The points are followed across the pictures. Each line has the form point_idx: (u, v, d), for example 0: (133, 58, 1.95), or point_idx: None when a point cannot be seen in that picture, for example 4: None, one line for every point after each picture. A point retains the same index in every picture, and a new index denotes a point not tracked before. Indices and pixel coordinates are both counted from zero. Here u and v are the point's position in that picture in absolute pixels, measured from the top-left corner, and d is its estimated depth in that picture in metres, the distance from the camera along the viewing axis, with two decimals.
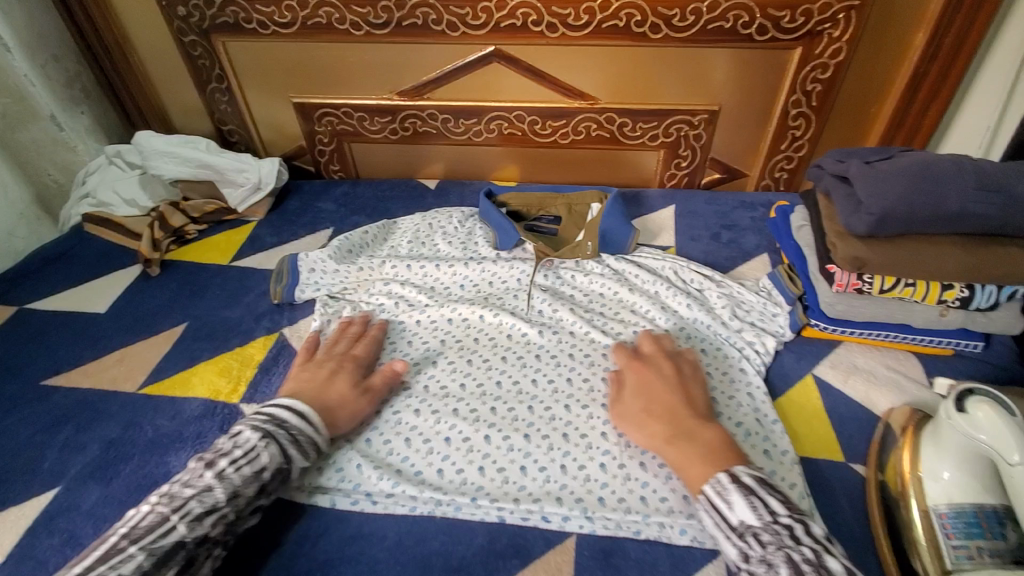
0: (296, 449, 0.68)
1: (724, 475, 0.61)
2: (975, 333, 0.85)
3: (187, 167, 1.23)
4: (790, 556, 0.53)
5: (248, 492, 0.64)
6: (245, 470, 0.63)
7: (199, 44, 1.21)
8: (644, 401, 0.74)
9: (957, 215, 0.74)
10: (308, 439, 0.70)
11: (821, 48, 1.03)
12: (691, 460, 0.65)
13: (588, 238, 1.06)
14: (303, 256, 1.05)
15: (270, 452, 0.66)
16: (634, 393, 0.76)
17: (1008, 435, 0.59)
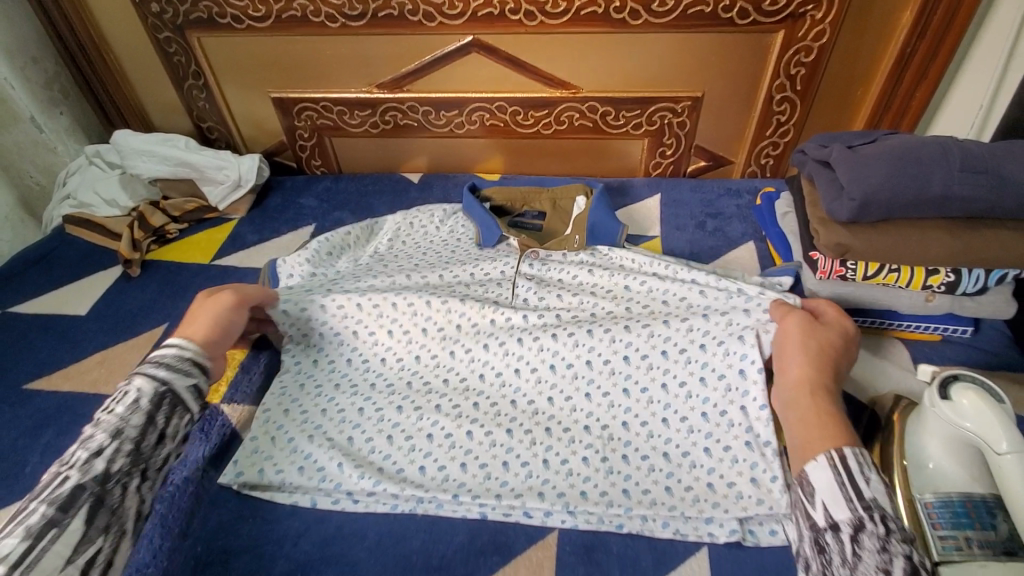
0: (167, 370, 0.66)
1: (868, 453, 0.58)
2: (963, 317, 0.84)
3: (165, 165, 1.22)
4: (911, 554, 0.51)
5: (135, 422, 0.61)
6: (119, 407, 0.62)
7: (174, 40, 1.19)
8: (834, 349, 0.71)
9: (942, 198, 0.73)
10: (174, 358, 0.67)
11: (805, 30, 1.01)
12: (834, 416, 0.63)
13: (575, 233, 1.03)
14: (283, 263, 1.02)
15: (142, 381, 0.64)
16: (830, 335, 0.72)
17: (996, 425, 0.59)
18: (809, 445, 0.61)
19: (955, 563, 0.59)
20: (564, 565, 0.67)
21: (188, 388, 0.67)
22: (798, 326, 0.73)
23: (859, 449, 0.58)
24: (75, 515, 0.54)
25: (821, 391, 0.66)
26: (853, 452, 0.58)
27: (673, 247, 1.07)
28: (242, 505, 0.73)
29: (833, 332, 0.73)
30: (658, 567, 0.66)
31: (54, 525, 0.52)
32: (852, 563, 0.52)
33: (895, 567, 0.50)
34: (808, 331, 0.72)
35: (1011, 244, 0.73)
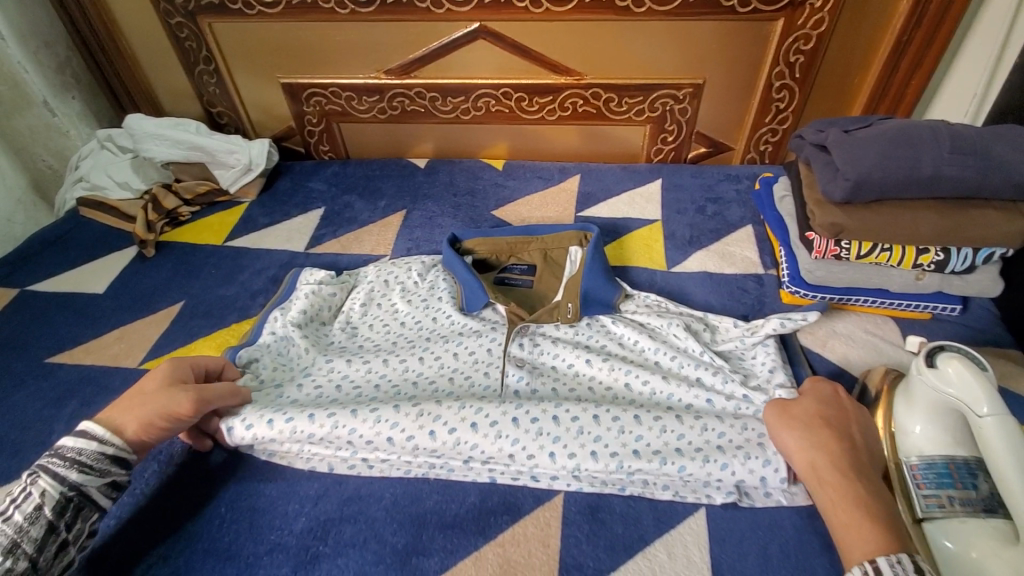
0: (80, 472, 0.63)
1: (907, 557, 0.55)
2: (953, 296, 0.87)
3: (179, 150, 1.23)
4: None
5: (34, 533, 0.59)
6: (17, 515, 0.59)
7: (185, 25, 1.21)
8: (829, 421, 0.68)
9: (932, 178, 0.76)
10: (93, 455, 0.64)
11: (804, 19, 1.04)
12: (863, 512, 0.60)
13: (568, 298, 0.92)
14: (269, 325, 0.91)
15: (44, 488, 0.61)
16: (819, 409, 0.70)
17: (978, 388, 0.63)
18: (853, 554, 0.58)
19: (938, 519, 0.63)
20: (571, 523, 0.70)
21: (100, 488, 0.65)
22: (775, 414, 0.71)
23: (895, 555, 0.55)
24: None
25: (843, 480, 0.63)
26: (890, 561, 0.55)
27: (673, 230, 1.10)
28: (263, 469, 0.77)
29: (817, 402, 0.71)
30: (658, 525, 0.70)
31: None
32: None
33: None
34: (781, 415, 0.70)
35: (995, 223, 0.76)
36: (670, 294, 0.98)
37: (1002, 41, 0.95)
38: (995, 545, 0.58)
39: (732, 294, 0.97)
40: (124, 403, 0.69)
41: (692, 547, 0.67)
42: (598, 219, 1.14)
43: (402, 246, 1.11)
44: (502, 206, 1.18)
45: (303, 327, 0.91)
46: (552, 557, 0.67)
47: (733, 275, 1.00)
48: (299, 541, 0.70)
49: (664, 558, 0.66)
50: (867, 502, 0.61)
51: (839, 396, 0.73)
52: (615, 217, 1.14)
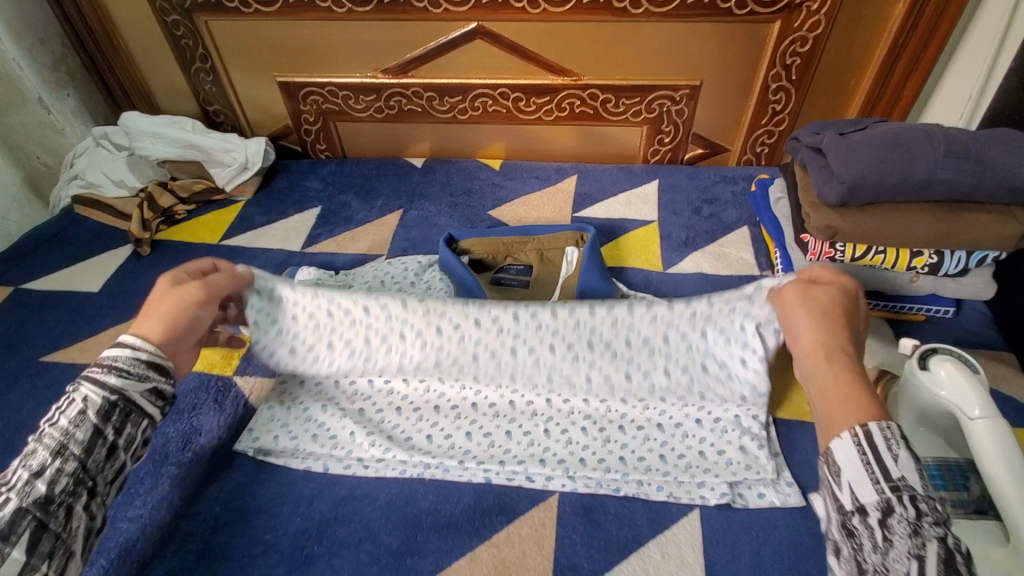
0: (120, 378, 0.60)
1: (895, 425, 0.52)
2: (945, 299, 0.89)
3: (174, 148, 1.23)
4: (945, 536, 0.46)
5: (81, 438, 0.57)
6: (63, 420, 0.57)
7: (181, 23, 1.21)
8: (832, 309, 0.64)
9: (926, 181, 0.77)
10: (130, 362, 0.61)
11: (800, 21, 1.04)
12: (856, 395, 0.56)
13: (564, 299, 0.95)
14: None
15: (89, 394, 0.59)
16: (828, 298, 0.65)
17: (968, 391, 0.63)
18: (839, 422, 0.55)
19: None
20: (565, 525, 0.70)
21: (142, 394, 0.62)
22: (796, 292, 0.67)
23: (885, 423, 0.52)
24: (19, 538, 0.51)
25: (840, 361, 0.60)
26: (881, 426, 0.52)
27: (669, 231, 1.10)
28: (258, 468, 0.77)
29: (827, 295, 0.66)
30: (653, 526, 0.70)
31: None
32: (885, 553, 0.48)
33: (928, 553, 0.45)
34: (808, 294, 0.66)
35: (989, 226, 0.77)
36: (666, 295, 0.99)
37: (997, 46, 0.96)
38: (985, 546, 0.59)
39: None
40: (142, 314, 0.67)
41: (686, 547, 0.68)
42: (595, 220, 1.14)
43: (398, 245, 1.11)
44: (498, 206, 1.18)
45: None
46: (546, 557, 0.67)
47: (729, 276, 1.01)
48: (294, 542, 0.70)
49: (658, 558, 0.67)
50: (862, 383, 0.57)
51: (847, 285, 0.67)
52: (612, 218, 1.14)
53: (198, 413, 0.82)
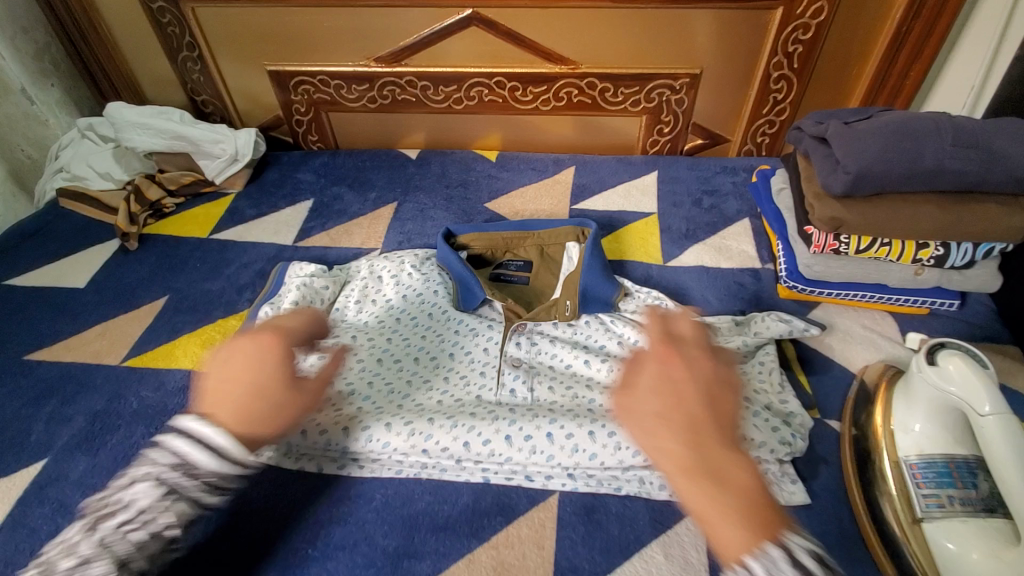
0: (209, 497, 0.58)
1: (775, 549, 0.49)
2: (951, 291, 0.87)
3: (161, 139, 1.20)
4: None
5: (153, 550, 0.55)
6: (139, 533, 0.54)
7: (167, 10, 1.17)
8: (667, 413, 0.60)
9: (934, 171, 0.75)
10: (225, 481, 0.59)
11: (803, 8, 1.02)
12: (732, 507, 0.52)
13: (566, 296, 0.91)
14: (260, 318, 0.90)
15: (178, 509, 0.56)
16: (679, 395, 0.62)
17: (980, 386, 0.61)
18: (722, 549, 0.51)
19: (937, 519, 0.62)
20: (566, 525, 0.69)
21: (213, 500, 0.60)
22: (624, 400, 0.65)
23: (761, 551, 0.49)
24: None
25: (697, 468, 0.55)
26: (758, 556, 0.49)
27: (669, 224, 1.08)
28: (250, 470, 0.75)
29: (659, 394, 0.63)
30: (655, 525, 0.69)
31: None
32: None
33: None
34: (629, 404, 0.64)
35: (997, 217, 0.75)
36: (666, 288, 0.97)
37: (1001, 31, 0.94)
38: (995, 545, 0.57)
39: (730, 290, 0.95)
40: (239, 406, 0.62)
41: (690, 548, 0.66)
42: (593, 213, 1.12)
43: (392, 239, 1.08)
44: (495, 198, 1.16)
45: None
46: (547, 558, 0.66)
47: (730, 269, 0.99)
48: (287, 545, 0.68)
49: (661, 559, 0.65)
50: (745, 486, 0.54)
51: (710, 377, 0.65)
52: (611, 210, 1.12)
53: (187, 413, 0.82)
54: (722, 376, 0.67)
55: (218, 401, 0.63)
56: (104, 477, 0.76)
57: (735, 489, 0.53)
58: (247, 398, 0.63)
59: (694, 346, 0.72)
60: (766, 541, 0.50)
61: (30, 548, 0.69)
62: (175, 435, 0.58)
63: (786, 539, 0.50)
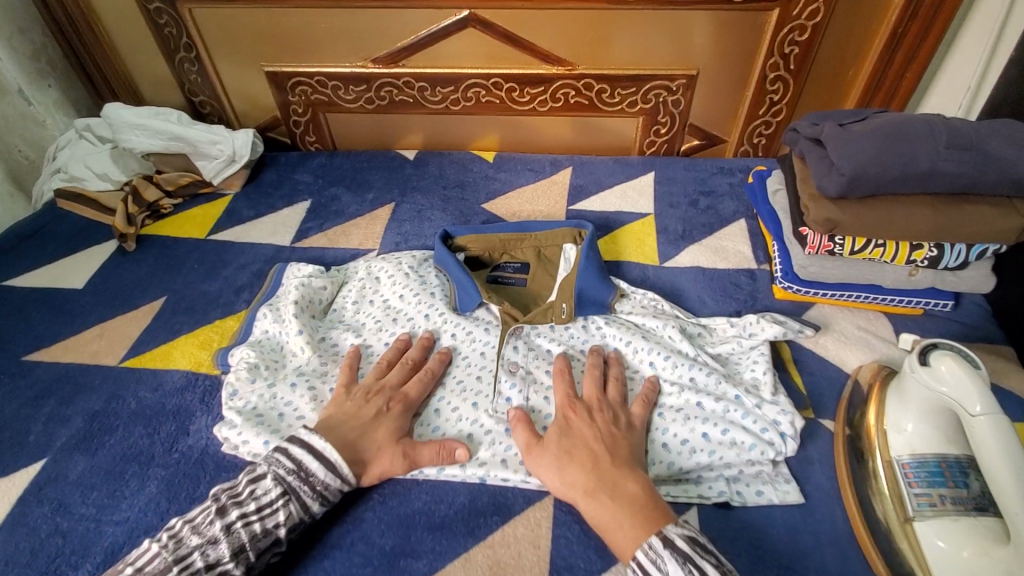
0: (319, 506, 0.67)
1: (655, 540, 0.58)
2: (945, 292, 0.87)
3: (159, 140, 1.20)
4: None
5: (266, 544, 0.64)
6: (258, 526, 0.64)
7: (164, 11, 1.17)
8: (572, 451, 0.68)
9: (928, 173, 0.75)
10: (333, 492, 0.68)
11: (799, 9, 1.02)
12: (621, 516, 0.61)
13: (562, 299, 0.91)
14: (259, 320, 0.90)
15: (290, 509, 0.66)
16: (577, 438, 0.70)
17: (972, 387, 0.62)
18: (620, 552, 0.60)
19: (929, 518, 0.62)
20: (561, 525, 0.69)
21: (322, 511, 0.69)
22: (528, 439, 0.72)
23: (646, 543, 0.58)
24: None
25: (597, 495, 0.64)
26: (645, 552, 0.58)
27: (666, 224, 1.09)
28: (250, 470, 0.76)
29: (563, 435, 0.70)
30: None
31: None
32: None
33: None
34: (532, 442, 0.71)
35: (991, 220, 0.76)
36: (662, 289, 0.97)
37: (996, 34, 0.94)
38: (985, 543, 0.58)
39: (725, 290, 0.96)
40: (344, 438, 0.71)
41: None
42: (590, 213, 1.12)
43: (390, 240, 1.08)
44: (492, 199, 1.16)
45: (297, 318, 0.89)
46: (543, 558, 0.67)
47: (726, 269, 0.99)
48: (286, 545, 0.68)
49: None
50: (637, 495, 0.63)
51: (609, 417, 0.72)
52: (607, 211, 1.12)
53: (185, 414, 0.83)
54: (621, 414, 0.74)
55: (340, 424, 0.72)
56: (103, 478, 0.76)
57: (626, 500, 0.63)
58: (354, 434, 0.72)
59: (601, 398, 0.75)
60: (651, 534, 0.59)
61: (30, 547, 0.70)
62: (294, 443, 0.69)
63: (665, 528, 0.59)
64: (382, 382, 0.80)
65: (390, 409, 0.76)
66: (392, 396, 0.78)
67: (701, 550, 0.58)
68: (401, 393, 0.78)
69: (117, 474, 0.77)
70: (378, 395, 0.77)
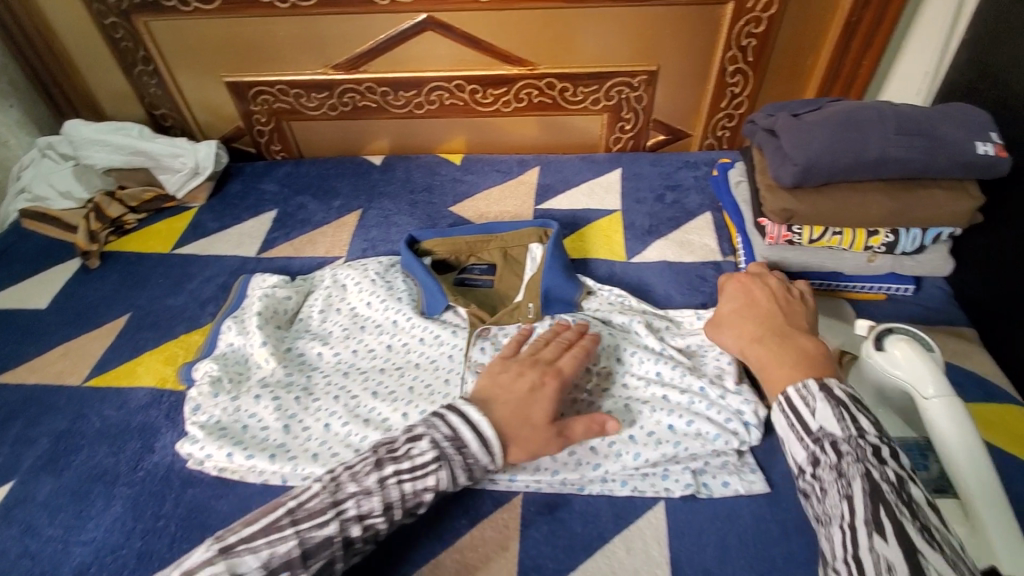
0: (464, 477, 0.65)
1: (812, 381, 0.61)
2: (904, 276, 0.88)
3: (120, 155, 1.19)
4: (867, 471, 0.53)
5: (408, 507, 0.63)
6: (409, 485, 0.63)
7: (120, 26, 1.16)
8: (743, 311, 0.76)
9: (879, 159, 0.76)
10: (480, 468, 0.65)
11: (753, 2, 1.03)
12: (784, 359, 0.66)
13: (528, 298, 0.91)
14: (224, 333, 0.89)
15: (440, 476, 0.64)
16: (749, 301, 0.76)
17: (925, 371, 0.63)
18: (776, 386, 0.64)
19: None
20: (529, 525, 0.69)
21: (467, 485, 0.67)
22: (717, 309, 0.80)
23: (803, 381, 0.62)
24: (315, 564, 0.59)
25: (765, 342, 0.69)
26: (798, 388, 0.62)
27: (632, 220, 1.09)
28: (217, 485, 0.75)
29: (734, 298, 0.78)
30: (617, 521, 0.69)
31: (288, 568, 0.58)
32: (824, 499, 0.56)
33: (855, 491, 0.52)
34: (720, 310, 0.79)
35: (943, 203, 0.77)
36: (629, 285, 0.98)
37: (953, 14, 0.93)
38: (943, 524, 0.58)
39: (691, 284, 0.96)
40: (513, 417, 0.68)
41: (652, 542, 0.67)
42: (557, 212, 1.12)
43: (357, 246, 1.08)
44: (459, 201, 1.16)
45: (261, 329, 0.88)
46: (511, 560, 0.67)
47: (692, 263, 1.00)
48: None
49: (623, 554, 0.66)
50: (809, 350, 0.66)
51: (784, 283, 0.77)
52: (575, 209, 1.12)
53: (151, 430, 0.82)
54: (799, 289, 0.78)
55: (497, 398, 0.70)
56: (70, 498, 0.75)
57: (796, 347, 0.67)
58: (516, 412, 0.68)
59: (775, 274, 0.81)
60: (811, 377, 0.62)
61: None
62: (452, 410, 0.67)
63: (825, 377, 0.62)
64: (538, 355, 0.77)
65: (545, 383, 0.72)
66: (547, 370, 0.74)
67: (864, 409, 0.58)
68: (555, 366, 0.74)
69: (84, 493, 0.75)
70: (531, 368, 0.74)
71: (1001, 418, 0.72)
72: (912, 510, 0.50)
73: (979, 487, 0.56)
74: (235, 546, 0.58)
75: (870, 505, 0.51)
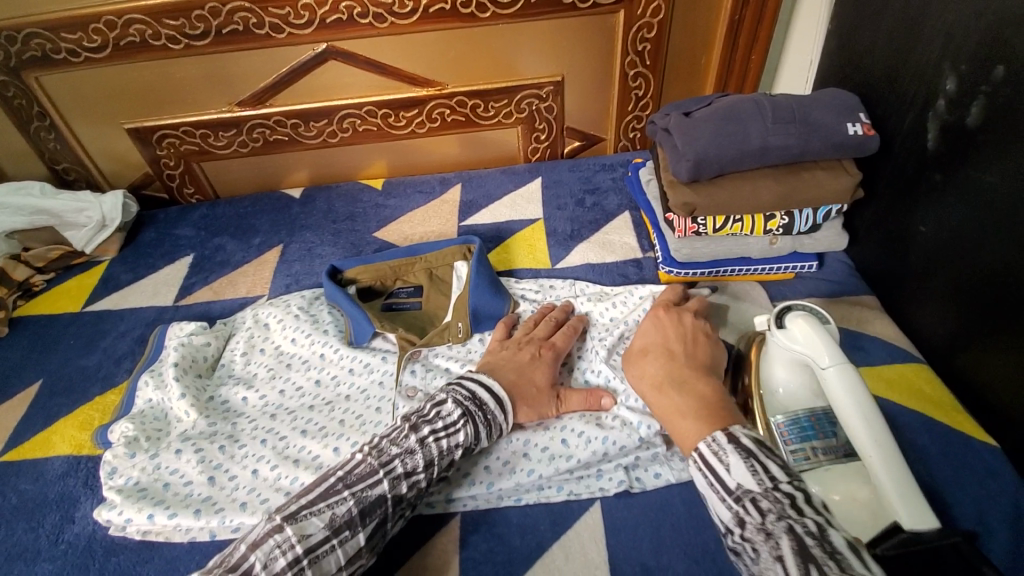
0: (485, 432, 0.70)
1: (722, 435, 0.57)
2: (806, 254, 0.93)
3: (20, 216, 1.11)
4: (791, 526, 0.49)
5: (444, 463, 0.66)
6: (443, 442, 0.66)
7: (10, 83, 1.11)
8: (651, 349, 0.73)
9: (761, 149, 0.81)
10: (497, 424, 0.71)
11: (642, 8, 1.08)
12: (685, 410, 0.63)
13: (457, 317, 0.91)
14: (139, 388, 0.85)
15: (468, 433, 0.68)
16: (662, 339, 0.73)
17: (820, 343, 0.66)
18: (687, 442, 0.60)
19: (806, 471, 0.65)
20: (468, 545, 0.69)
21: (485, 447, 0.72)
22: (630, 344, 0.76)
23: (713, 435, 0.58)
24: (372, 523, 0.61)
25: (670, 385, 0.66)
26: (708, 441, 0.58)
27: (554, 227, 1.11)
28: (143, 549, 0.71)
29: (648, 334, 0.75)
30: (555, 527, 0.70)
31: (349, 527, 0.60)
32: (757, 563, 0.50)
33: (783, 550, 0.48)
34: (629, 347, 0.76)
35: (825, 183, 0.82)
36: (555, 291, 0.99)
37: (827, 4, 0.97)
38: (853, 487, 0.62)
39: (614, 282, 0.99)
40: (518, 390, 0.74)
41: (588, 543, 0.68)
42: (480, 227, 1.13)
43: (280, 282, 1.06)
44: (383, 226, 1.16)
45: (179, 379, 0.85)
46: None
47: (615, 262, 1.02)
48: None
49: (562, 561, 0.66)
50: (709, 396, 0.64)
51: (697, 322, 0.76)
52: (498, 221, 1.14)
53: (70, 500, 0.77)
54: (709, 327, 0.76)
55: (502, 366, 0.77)
56: None
57: (697, 394, 0.64)
58: (518, 382, 0.75)
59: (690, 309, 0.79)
60: (717, 428, 0.59)
61: None
62: (466, 378, 0.74)
63: (731, 427, 0.58)
64: (532, 335, 0.83)
65: (543, 355, 0.79)
66: (543, 344, 0.81)
67: (769, 451, 0.55)
68: (550, 341, 0.82)
69: None
70: (530, 344, 0.81)
71: (902, 377, 0.76)
72: (839, 564, 0.45)
73: (876, 446, 0.59)
74: (299, 512, 0.59)
75: (802, 566, 0.46)
